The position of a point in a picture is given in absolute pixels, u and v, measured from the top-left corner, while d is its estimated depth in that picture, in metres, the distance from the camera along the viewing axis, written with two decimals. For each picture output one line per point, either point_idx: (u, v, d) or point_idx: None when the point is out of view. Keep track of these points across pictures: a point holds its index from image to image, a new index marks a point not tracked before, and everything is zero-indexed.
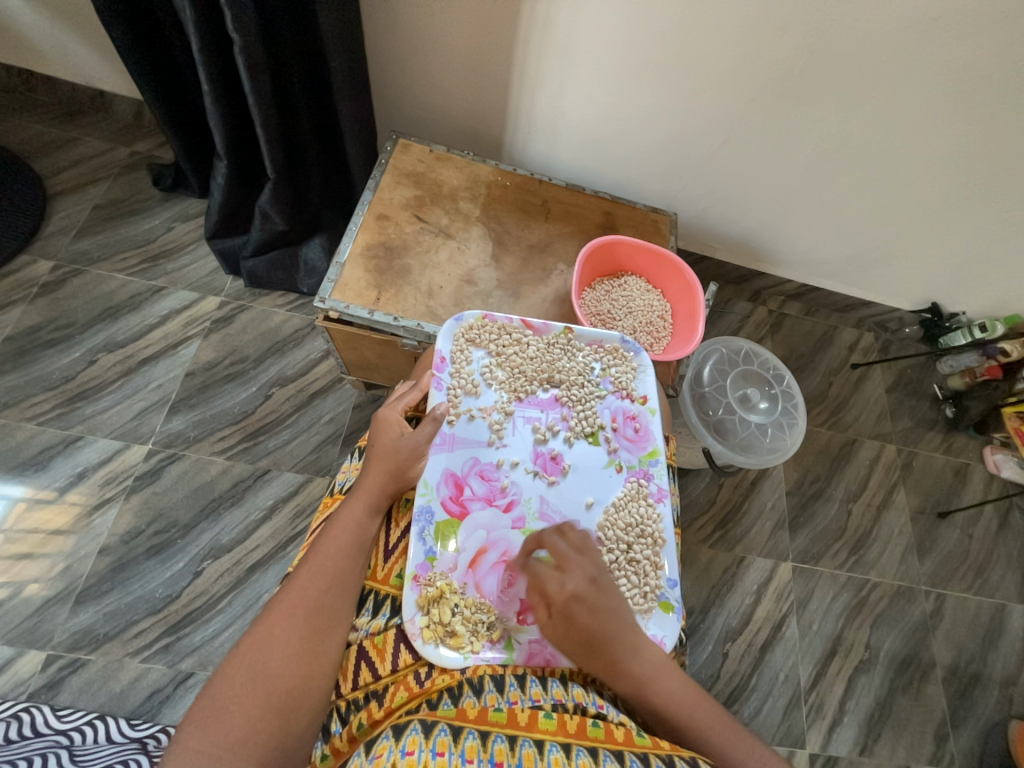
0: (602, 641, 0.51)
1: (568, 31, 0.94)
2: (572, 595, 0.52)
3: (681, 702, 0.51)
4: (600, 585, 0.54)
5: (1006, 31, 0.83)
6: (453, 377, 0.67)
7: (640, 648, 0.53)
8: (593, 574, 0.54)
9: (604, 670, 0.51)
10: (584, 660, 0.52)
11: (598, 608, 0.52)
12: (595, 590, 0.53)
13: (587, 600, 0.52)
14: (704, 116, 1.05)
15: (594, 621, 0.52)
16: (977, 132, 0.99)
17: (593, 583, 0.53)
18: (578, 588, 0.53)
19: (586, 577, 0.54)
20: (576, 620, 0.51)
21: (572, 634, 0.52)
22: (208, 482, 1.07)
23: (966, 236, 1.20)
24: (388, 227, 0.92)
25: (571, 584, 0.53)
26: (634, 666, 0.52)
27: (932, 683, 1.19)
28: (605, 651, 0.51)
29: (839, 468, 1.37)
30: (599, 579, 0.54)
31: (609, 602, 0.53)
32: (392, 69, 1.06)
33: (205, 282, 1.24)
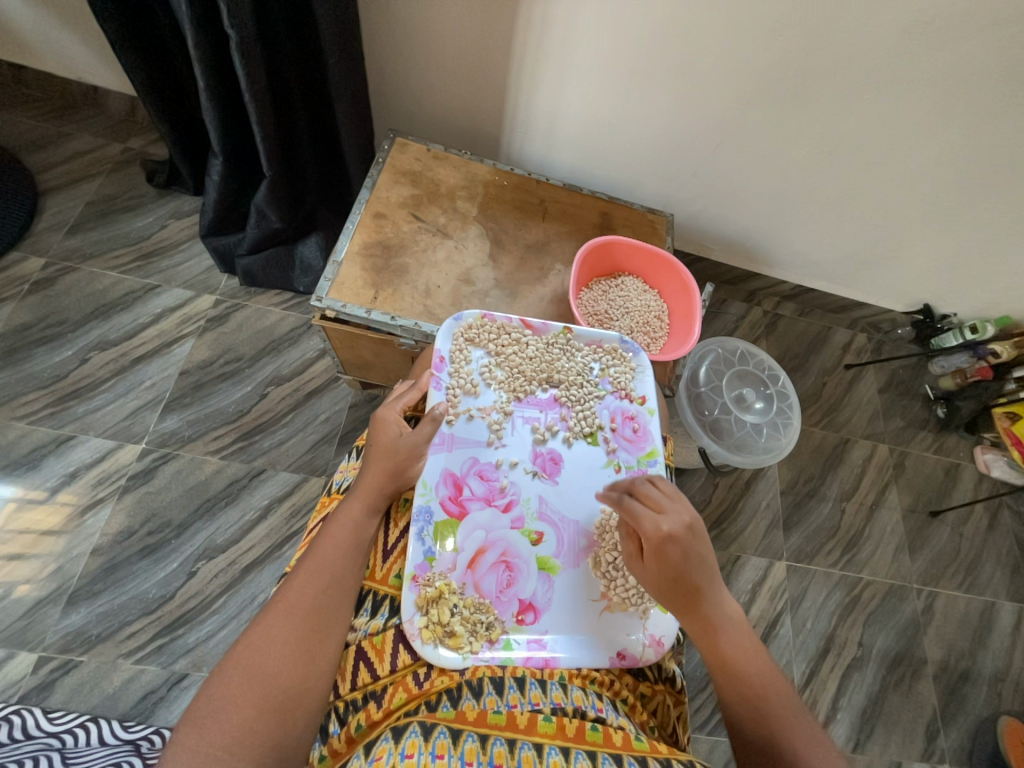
0: (688, 582, 0.53)
1: (565, 33, 0.94)
2: (667, 535, 0.53)
3: (745, 654, 0.53)
4: (696, 533, 0.54)
5: (996, 36, 0.85)
6: (452, 378, 0.67)
7: (722, 596, 0.55)
8: (691, 523, 0.54)
9: (684, 605, 0.54)
10: (667, 593, 0.54)
11: (691, 553, 0.53)
12: (691, 537, 0.53)
13: (681, 542, 0.53)
14: (700, 116, 1.05)
15: (684, 561, 0.53)
16: (971, 136, 1.00)
17: (690, 530, 0.53)
18: (673, 530, 0.53)
19: (683, 521, 0.54)
20: (666, 558, 0.53)
21: (660, 569, 0.54)
22: (202, 481, 1.06)
23: (959, 238, 1.22)
24: (386, 226, 0.92)
25: (669, 524, 0.53)
26: (713, 609, 0.54)
27: (923, 680, 1.21)
28: (689, 587, 0.53)
29: (833, 467, 1.38)
30: (696, 526, 0.54)
31: (700, 548, 0.54)
32: (389, 67, 1.05)
33: (200, 280, 1.22)
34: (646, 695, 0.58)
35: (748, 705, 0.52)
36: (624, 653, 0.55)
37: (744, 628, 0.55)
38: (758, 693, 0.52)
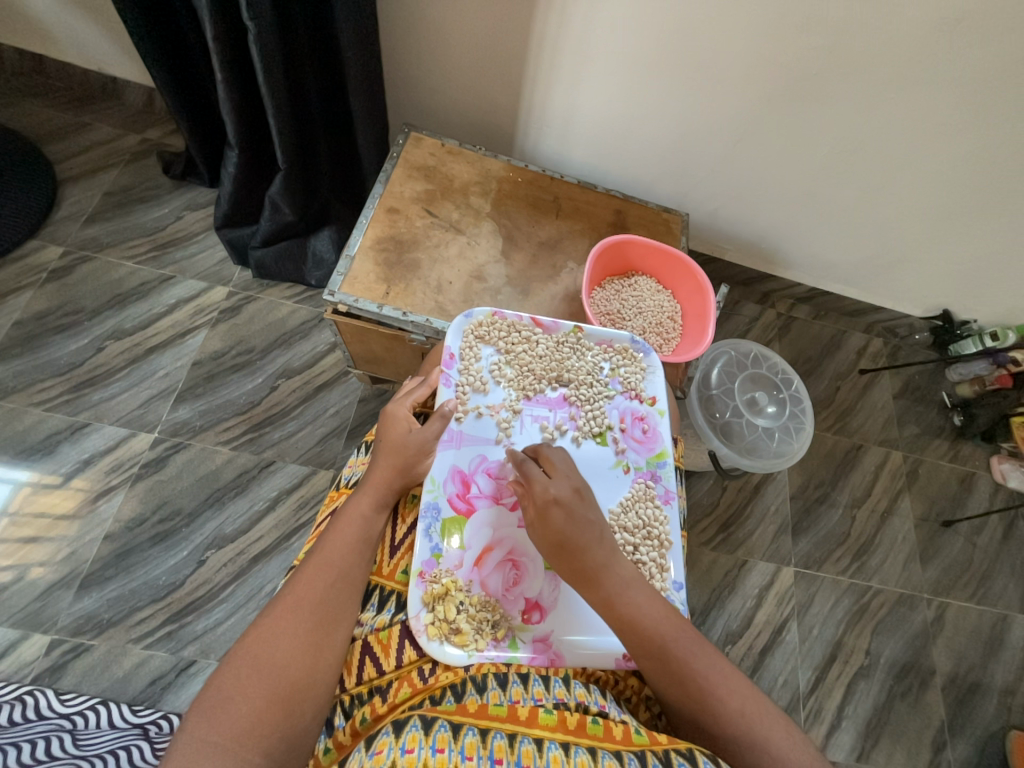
0: (578, 547, 0.53)
1: (583, 28, 0.93)
2: (552, 498, 0.55)
3: (653, 614, 0.52)
4: (581, 496, 0.56)
5: None
6: (462, 375, 0.67)
7: (618, 559, 0.54)
8: (577, 487, 0.57)
9: (578, 574, 0.53)
10: (561, 562, 0.54)
11: (576, 515, 0.55)
12: (578, 499, 0.56)
13: (566, 506, 0.55)
14: (717, 114, 1.03)
15: (573, 525, 0.54)
16: (1000, 138, 0.97)
17: (575, 493, 0.56)
18: (559, 492, 0.55)
19: (570, 485, 0.57)
20: (552, 522, 0.54)
21: (549, 536, 0.54)
22: (213, 472, 1.07)
23: (983, 243, 1.19)
24: (399, 221, 0.92)
25: (555, 489, 0.55)
26: (611, 574, 0.53)
27: (931, 691, 1.19)
28: (580, 552, 0.53)
29: (844, 473, 1.36)
30: (582, 490, 0.57)
31: (589, 511, 0.55)
32: (404, 60, 1.04)
33: (213, 272, 1.23)
34: (650, 697, 0.57)
35: (665, 667, 0.50)
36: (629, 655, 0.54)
37: (649, 586, 0.54)
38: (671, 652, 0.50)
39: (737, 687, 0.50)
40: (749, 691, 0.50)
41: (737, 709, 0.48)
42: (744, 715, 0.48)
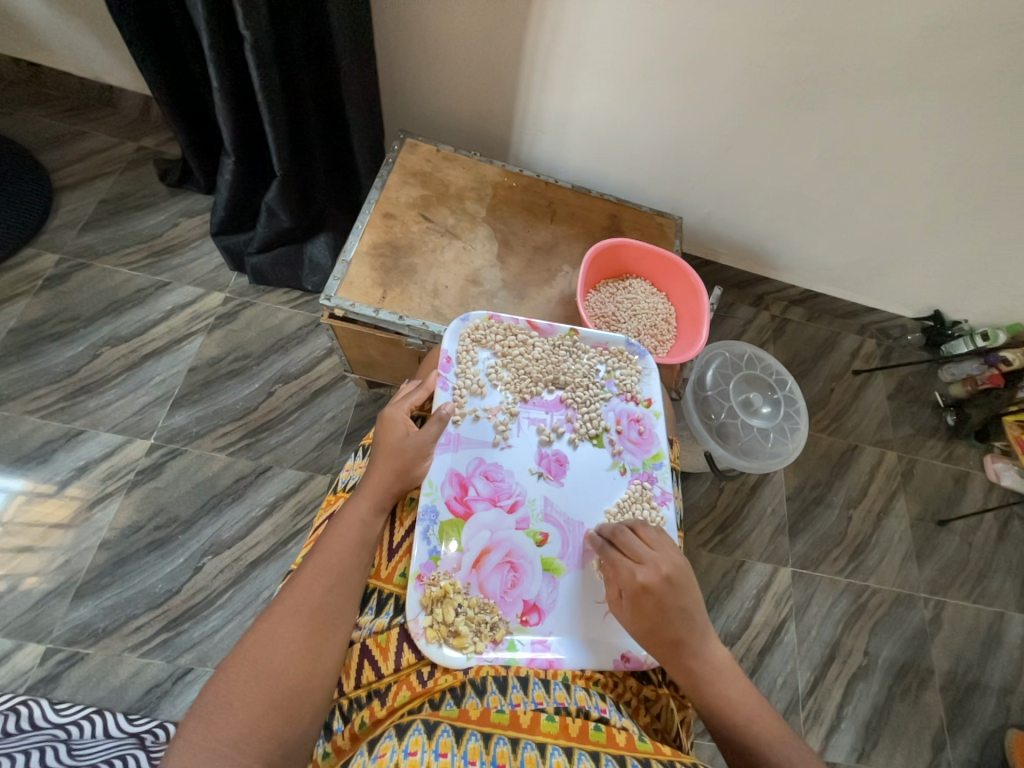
0: (668, 637, 0.52)
1: (576, 37, 0.95)
2: (642, 586, 0.52)
3: (739, 706, 0.51)
4: (674, 585, 0.53)
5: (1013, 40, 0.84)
6: (459, 377, 0.67)
7: (707, 648, 0.53)
8: (670, 577, 0.53)
9: (667, 659, 0.53)
10: (647, 645, 0.53)
11: (668, 605, 0.52)
12: (669, 587, 0.52)
13: (657, 594, 0.52)
14: (708, 121, 1.05)
15: (661, 613, 0.52)
16: (985, 141, 0.99)
17: (667, 582, 0.52)
18: (649, 582, 0.52)
19: (661, 571, 0.53)
20: (641, 611, 0.52)
21: (640, 623, 0.53)
22: (210, 478, 1.07)
23: (971, 244, 1.20)
24: (395, 226, 0.92)
25: (645, 575, 0.53)
26: (698, 662, 0.52)
27: (930, 691, 1.19)
28: (667, 640, 0.52)
29: (840, 474, 1.37)
30: (676, 577, 0.53)
31: (681, 599, 0.53)
32: (399, 66, 1.05)
33: (210, 278, 1.24)
34: (649, 699, 0.57)
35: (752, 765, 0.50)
36: (628, 656, 0.55)
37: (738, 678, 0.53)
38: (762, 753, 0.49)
39: None
40: None
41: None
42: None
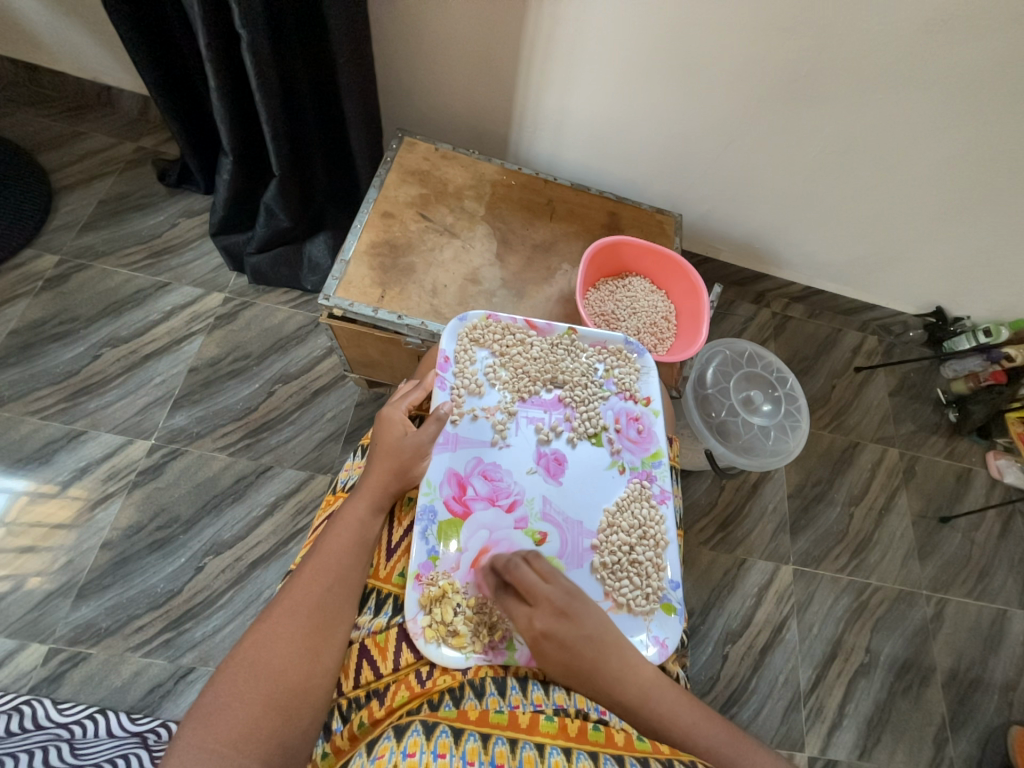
0: (581, 674, 0.50)
1: (575, 33, 0.94)
2: (540, 631, 0.51)
3: (676, 715, 0.50)
4: (569, 617, 0.52)
5: (1016, 35, 0.83)
6: (457, 377, 0.67)
7: (630, 668, 0.51)
8: (567, 611, 0.52)
9: (590, 694, 0.51)
10: (569, 685, 0.51)
11: (570, 642, 0.51)
12: (564, 621, 0.51)
13: (558, 634, 0.51)
14: (708, 118, 1.05)
15: (568, 652, 0.50)
16: (986, 137, 0.99)
17: (561, 616, 0.51)
18: (545, 624, 0.51)
19: (553, 607, 0.52)
20: (548, 656, 0.51)
21: (553, 667, 0.51)
22: (210, 478, 1.07)
23: (973, 240, 1.20)
24: (393, 225, 0.92)
25: (541, 621, 0.51)
26: (623, 687, 0.50)
27: (932, 688, 1.19)
28: (581, 676, 0.50)
29: (841, 471, 1.36)
30: (569, 608, 0.52)
31: (585, 629, 0.51)
32: (397, 63, 1.05)
33: (209, 278, 1.24)
34: None
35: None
36: None
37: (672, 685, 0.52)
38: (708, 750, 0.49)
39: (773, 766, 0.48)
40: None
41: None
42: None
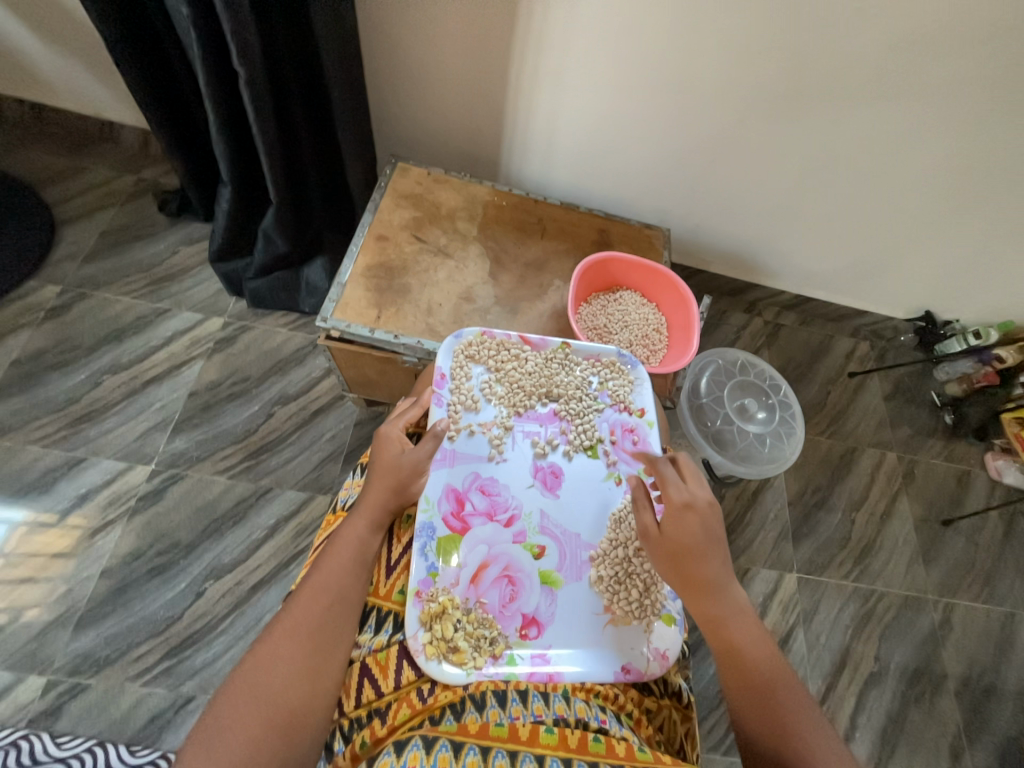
0: (701, 559, 0.55)
1: (562, 63, 0.99)
2: (687, 506, 0.56)
3: (753, 644, 0.54)
4: (715, 511, 0.56)
5: (980, 54, 0.88)
6: (453, 393, 0.67)
7: (733, 585, 0.56)
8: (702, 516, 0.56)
9: (696, 583, 0.55)
10: (681, 566, 0.55)
11: (708, 529, 0.55)
12: (712, 511, 0.56)
13: (702, 516, 0.55)
14: (691, 137, 1.09)
15: (702, 537, 0.55)
16: (957, 148, 1.03)
17: (711, 505, 0.56)
18: (695, 502, 0.56)
19: (704, 496, 0.57)
20: (683, 529, 0.55)
21: (678, 546, 0.55)
22: (210, 502, 1.07)
23: (954, 245, 1.23)
24: (388, 248, 0.94)
25: (691, 496, 0.56)
26: (724, 594, 0.55)
27: (944, 696, 1.17)
28: (700, 564, 0.55)
29: (840, 477, 1.37)
30: (715, 506, 0.57)
31: (713, 530, 0.56)
32: (390, 95, 1.09)
33: (208, 304, 1.26)
34: (651, 711, 0.56)
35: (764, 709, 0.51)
36: (628, 667, 0.54)
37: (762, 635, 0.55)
38: (776, 696, 0.51)
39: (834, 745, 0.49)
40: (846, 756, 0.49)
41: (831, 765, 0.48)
42: None
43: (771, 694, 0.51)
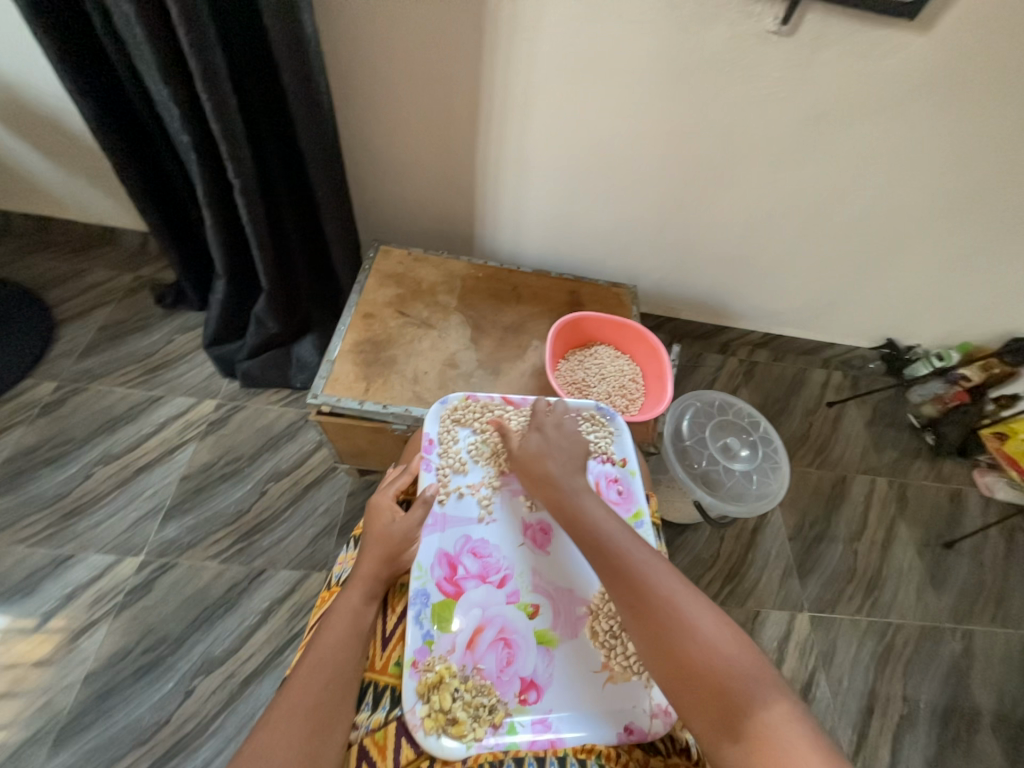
0: (544, 459, 0.64)
1: (521, 153, 1.09)
2: (537, 423, 0.69)
3: (600, 517, 0.58)
4: (560, 427, 0.69)
5: (886, 128, 0.98)
6: (441, 457, 0.69)
7: (576, 476, 0.63)
8: (548, 435, 0.67)
9: (541, 478, 0.63)
10: (529, 468, 0.64)
11: (551, 438, 0.67)
12: (558, 426, 0.69)
13: (546, 429, 0.68)
14: (644, 205, 1.19)
15: (546, 444, 0.66)
16: (883, 200, 1.13)
17: (556, 423, 0.69)
18: (542, 421, 0.69)
19: (552, 417, 0.70)
20: (529, 439, 0.67)
21: (526, 452, 0.66)
22: (201, 589, 1.04)
23: (899, 280, 1.33)
24: (374, 324, 1.01)
25: (538, 418, 0.70)
26: (567, 483, 0.62)
27: (982, 734, 1.11)
28: (542, 463, 0.64)
29: (835, 507, 1.37)
30: (563, 424, 0.69)
31: (561, 443, 0.67)
32: (370, 190, 1.20)
33: (201, 387, 1.30)
34: None
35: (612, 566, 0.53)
36: (631, 727, 0.53)
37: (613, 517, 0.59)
38: (620, 551, 0.54)
39: (676, 583, 0.51)
40: (691, 591, 0.51)
41: (669, 595, 0.50)
42: (688, 619, 0.48)
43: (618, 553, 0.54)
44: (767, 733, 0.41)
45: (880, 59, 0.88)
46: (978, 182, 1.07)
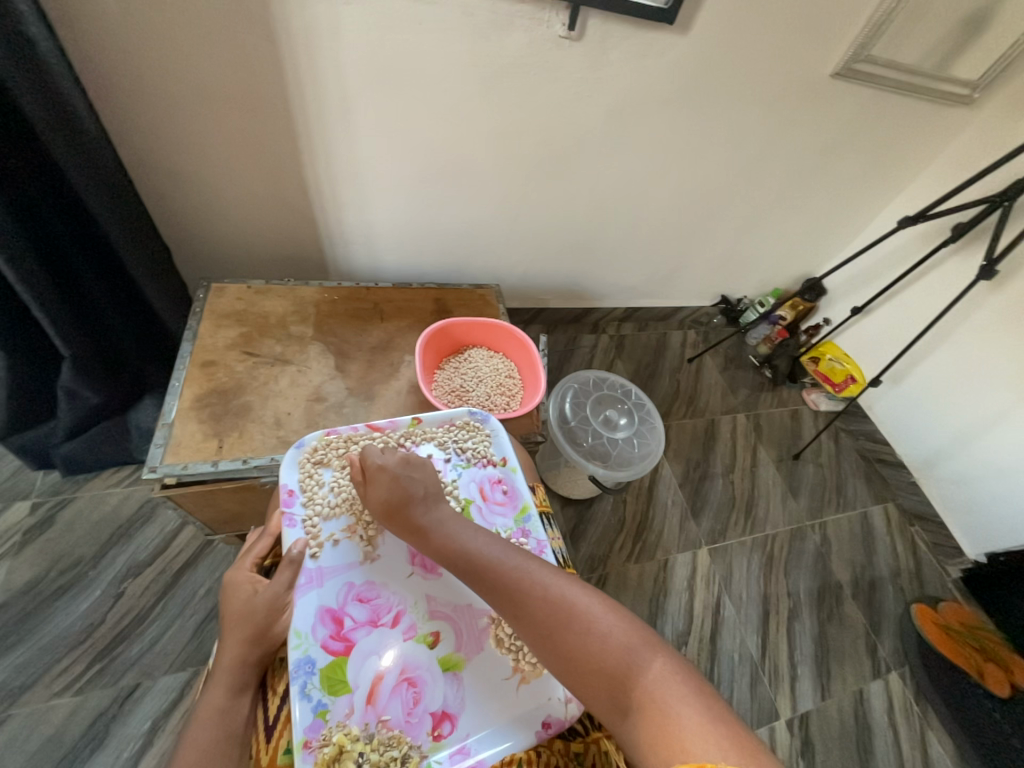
0: (401, 504, 0.59)
1: (353, 165, 1.04)
2: (380, 467, 0.61)
3: (473, 541, 0.57)
4: (409, 463, 0.63)
5: (682, 116, 1.11)
6: (308, 506, 0.63)
7: (440, 507, 0.60)
8: (404, 464, 0.63)
9: (404, 523, 0.59)
10: (389, 517, 0.59)
11: (400, 477, 0.61)
12: (407, 465, 0.63)
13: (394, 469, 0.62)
14: (492, 204, 1.21)
15: (398, 487, 0.60)
16: (691, 178, 1.29)
17: (403, 460, 0.63)
18: (387, 462, 0.62)
19: (397, 455, 0.64)
20: (378, 487, 0.60)
21: (380, 502, 0.60)
22: (52, 737, 0.84)
23: (718, 244, 1.55)
24: (217, 372, 0.89)
25: (380, 459, 0.62)
26: (432, 517, 0.59)
27: (846, 603, 1.36)
28: (400, 508, 0.59)
29: (710, 448, 1.56)
30: (411, 459, 0.64)
31: (414, 480, 0.61)
32: (185, 223, 1.06)
33: (5, 490, 1.04)
34: (580, 754, 0.56)
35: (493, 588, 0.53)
36: (548, 722, 0.54)
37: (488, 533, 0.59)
38: (497, 570, 0.54)
39: (552, 581, 0.53)
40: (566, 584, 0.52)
41: (547, 596, 0.51)
42: (567, 614, 0.50)
43: (496, 573, 0.54)
44: (649, 698, 0.43)
45: (658, 56, 0.98)
46: (755, 156, 1.26)
